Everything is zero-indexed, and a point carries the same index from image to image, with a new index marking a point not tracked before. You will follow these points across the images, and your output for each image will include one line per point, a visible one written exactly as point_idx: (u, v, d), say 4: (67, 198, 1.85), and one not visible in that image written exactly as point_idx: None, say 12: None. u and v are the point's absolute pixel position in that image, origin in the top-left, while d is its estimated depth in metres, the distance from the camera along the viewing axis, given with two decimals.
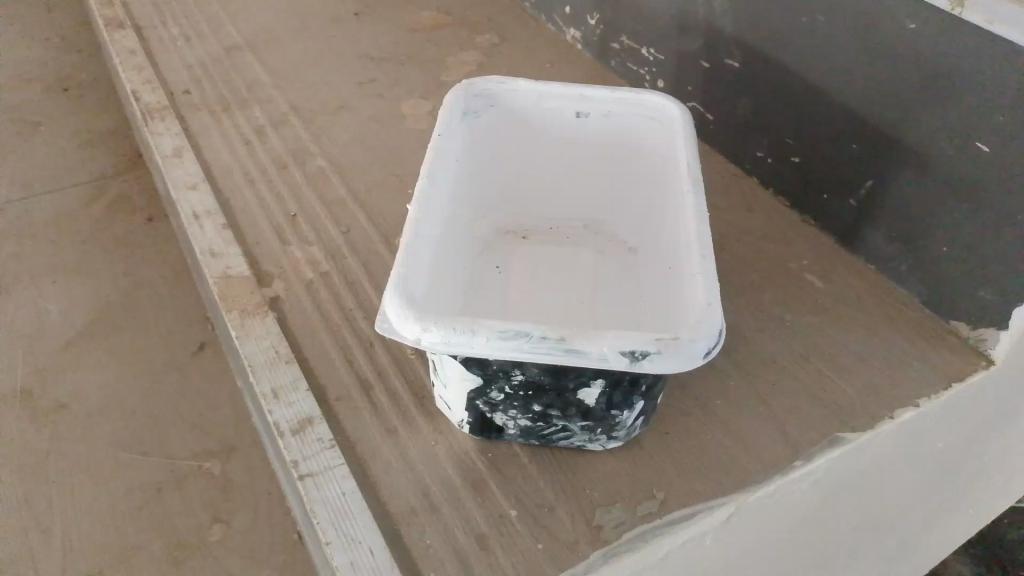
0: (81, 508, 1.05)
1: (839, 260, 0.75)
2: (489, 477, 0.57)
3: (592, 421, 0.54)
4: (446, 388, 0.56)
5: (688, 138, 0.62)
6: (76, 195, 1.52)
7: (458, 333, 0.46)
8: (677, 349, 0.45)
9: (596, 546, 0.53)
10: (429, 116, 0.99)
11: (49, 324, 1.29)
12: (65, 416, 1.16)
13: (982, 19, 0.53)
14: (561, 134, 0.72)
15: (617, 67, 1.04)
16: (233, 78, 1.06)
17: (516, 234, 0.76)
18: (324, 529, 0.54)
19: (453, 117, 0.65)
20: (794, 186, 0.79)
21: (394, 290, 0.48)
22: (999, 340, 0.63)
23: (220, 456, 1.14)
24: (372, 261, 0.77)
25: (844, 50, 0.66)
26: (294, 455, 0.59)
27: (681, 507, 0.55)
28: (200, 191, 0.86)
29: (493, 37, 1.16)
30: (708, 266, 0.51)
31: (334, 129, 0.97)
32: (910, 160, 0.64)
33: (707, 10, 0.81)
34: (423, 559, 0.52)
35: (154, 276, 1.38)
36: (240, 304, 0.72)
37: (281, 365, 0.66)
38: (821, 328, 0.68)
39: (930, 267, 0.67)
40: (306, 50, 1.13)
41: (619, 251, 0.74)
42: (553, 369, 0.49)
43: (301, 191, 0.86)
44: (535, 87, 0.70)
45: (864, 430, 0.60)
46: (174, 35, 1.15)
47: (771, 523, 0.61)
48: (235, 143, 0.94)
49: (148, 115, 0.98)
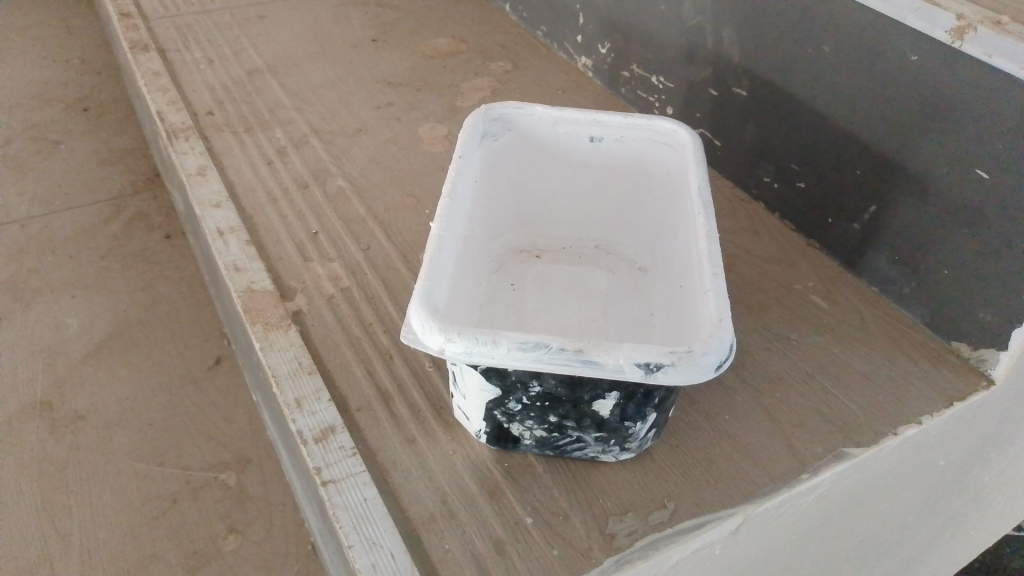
0: (98, 517, 1.06)
1: (844, 282, 0.77)
2: (506, 486, 0.59)
3: (605, 433, 0.56)
4: (465, 399, 0.58)
5: (698, 162, 0.65)
6: (96, 213, 1.55)
7: (481, 343, 0.48)
8: (690, 362, 0.48)
9: (610, 553, 0.54)
10: (445, 139, 1.03)
11: (68, 337, 1.31)
12: (82, 427, 1.18)
13: (981, 52, 0.57)
14: (575, 156, 0.75)
15: (627, 94, 1.08)
16: (255, 101, 1.10)
17: (529, 254, 0.78)
18: (346, 533, 0.56)
19: (472, 139, 0.68)
20: (799, 210, 0.82)
21: (419, 301, 0.51)
22: (999, 360, 0.65)
23: (234, 467, 1.15)
24: (391, 278, 0.80)
25: (848, 80, 0.69)
26: (317, 462, 0.61)
27: (691, 516, 0.57)
28: (223, 208, 0.89)
29: (507, 64, 1.20)
30: (719, 283, 0.53)
31: (353, 151, 1.00)
32: (911, 185, 0.67)
33: (715, 40, 0.85)
34: (443, 564, 0.54)
35: (170, 291, 1.41)
36: (264, 317, 0.75)
37: (304, 376, 0.68)
38: (826, 346, 0.70)
39: (933, 289, 0.69)
40: (325, 75, 1.17)
41: (630, 270, 0.76)
42: (569, 380, 0.51)
43: (322, 210, 0.89)
44: (551, 112, 0.73)
45: (867, 445, 0.62)
46: (198, 58, 1.19)
47: (778, 536, 0.63)
48: (258, 163, 0.97)
49: (174, 134, 1.01)
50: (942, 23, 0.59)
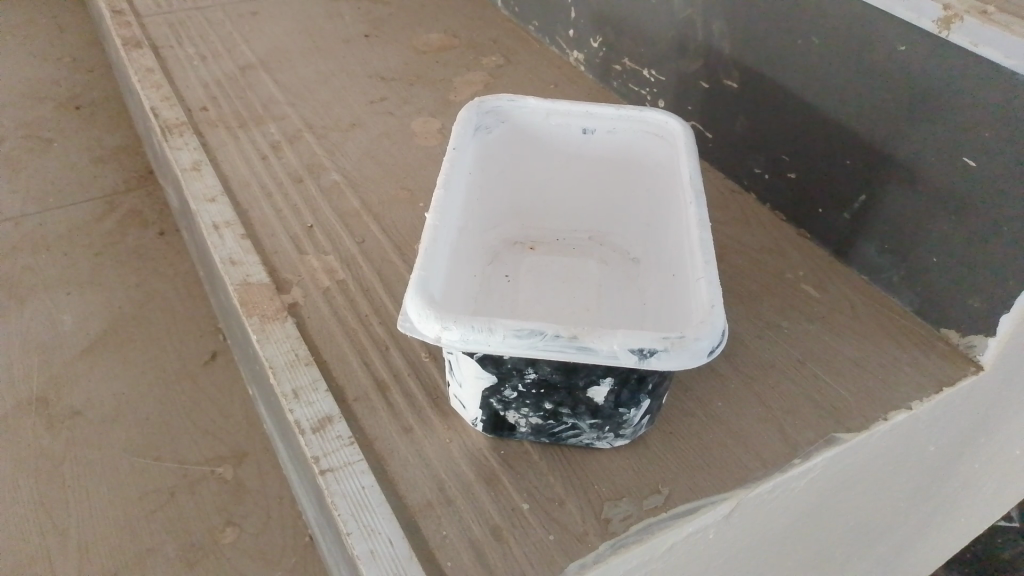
0: (97, 512, 1.06)
1: (834, 271, 0.78)
2: (502, 473, 0.59)
3: (600, 419, 0.57)
4: (461, 386, 0.59)
5: (689, 152, 0.66)
6: (90, 210, 1.55)
7: (477, 331, 0.49)
8: (683, 347, 0.48)
9: (605, 537, 0.55)
10: (438, 133, 1.03)
11: (64, 334, 1.31)
12: (79, 423, 1.18)
13: (967, 42, 0.57)
14: (568, 148, 0.76)
15: (618, 87, 1.09)
16: (248, 96, 1.10)
17: (523, 245, 0.79)
18: (344, 521, 0.56)
19: (465, 131, 0.69)
20: (791, 201, 0.83)
21: (414, 290, 0.51)
22: (988, 346, 0.66)
23: (231, 461, 1.16)
24: (386, 269, 0.80)
25: (837, 71, 0.70)
26: (315, 451, 0.62)
27: (686, 501, 0.57)
28: (218, 202, 0.89)
29: (499, 59, 1.21)
30: (711, 270, 0.54)
31: (346, 145, 1.01)
32: (899, 174, 0.68)
33: (706, 33, 0.86)
34: (440, 550, 0.54)
35: (165, 288, 1.41)
36: (260, 310, 0.75)
37: (300, 367, 0.69)
38: (817, 334, 0.71)
39: (921, 276, 0.70)
40: (318, 71, 1.17)
41: (623, 261, 0.76)
42: (565, 367, 0.52)
43: (317, 203, 0.90)
44: (544, 105, 0.74)
45: (858, 430, 0.63)
46: (190, 54, 1.19)
47: (771, 521, 0.64)
48: (252, 157, 0.97)
49: (167, 130, 1.01)
50: (929, 12, 0.59)
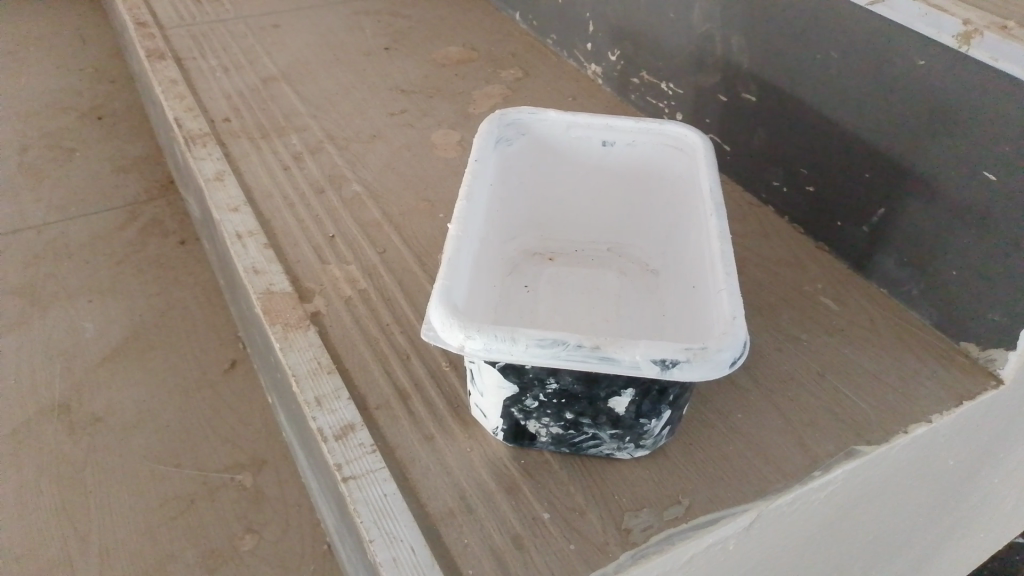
0: (117, 517, 1.08)
1: (853, 284, 0.78)
2: (523, 482, 0.60)
3: (621, 430, 0.57)
4: (482, 396, 0.59)
5: (709, 166, 0.67)
6: (111, 219, 1.58)
7: (500, 340, 0.50)
8: (705, 358, 0.49)
9: (626, 548, 0.55)
10: (457, 145, 1.04)
11: (85, 341, 1.33)
12: (100, 429, 1.20)
13: (987, 57, 0.58)
14: (587, 160, 0.77)
15: (636, 101, 1.10)
16: (271, 108, 1.12)
17: (542, 256, 0.79)
18: (367, 528, 0.57)
19: (487, 144, 0.70)
20: (809, 213, 0.83)
21: (438, 299, 0.52)
22: (1008, 360, 0.66)
23: (250, 468, 1.17)
24: (406, 279, 0.81)
25: (856, 85, 0.70)
26: (337, 459, 0.62)
27: (706, 512, 0.58)
28: (241, 212, 0.91)
29: (517, 71, 1.22)
30: (732, 281, 0.55)
31: (367, 157, 1.02)
32: (919, 187, 0.68)
33: (724, 46, 0.86)
34: (462, 558, 0.55)
35: (185, 295, 1.43)
36: (283, 319, 0.76)
37: (323, 375, 0.70)
38: (836, 347, 0.71)
39: (942, 290, 0.70)
40: (339, 83, 1.19)
41: (642, 273, 0.77)
42: (586, 377, 0.52)
43: (338, 213, 0.91)
44: (564, 118, 0.75)
45: (878, 443, 0.63)
46: (213, 66, 1.22)
47: (791, 532, 0.64)
48: (274, 168, 0.99)
49: (192, 140, 1.03)
50: (949, 27, 0.60)
